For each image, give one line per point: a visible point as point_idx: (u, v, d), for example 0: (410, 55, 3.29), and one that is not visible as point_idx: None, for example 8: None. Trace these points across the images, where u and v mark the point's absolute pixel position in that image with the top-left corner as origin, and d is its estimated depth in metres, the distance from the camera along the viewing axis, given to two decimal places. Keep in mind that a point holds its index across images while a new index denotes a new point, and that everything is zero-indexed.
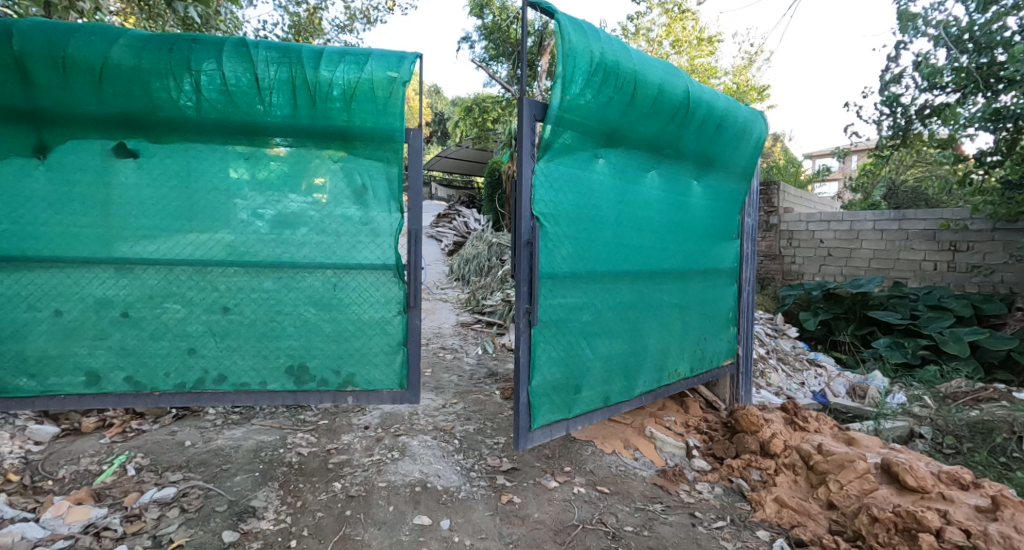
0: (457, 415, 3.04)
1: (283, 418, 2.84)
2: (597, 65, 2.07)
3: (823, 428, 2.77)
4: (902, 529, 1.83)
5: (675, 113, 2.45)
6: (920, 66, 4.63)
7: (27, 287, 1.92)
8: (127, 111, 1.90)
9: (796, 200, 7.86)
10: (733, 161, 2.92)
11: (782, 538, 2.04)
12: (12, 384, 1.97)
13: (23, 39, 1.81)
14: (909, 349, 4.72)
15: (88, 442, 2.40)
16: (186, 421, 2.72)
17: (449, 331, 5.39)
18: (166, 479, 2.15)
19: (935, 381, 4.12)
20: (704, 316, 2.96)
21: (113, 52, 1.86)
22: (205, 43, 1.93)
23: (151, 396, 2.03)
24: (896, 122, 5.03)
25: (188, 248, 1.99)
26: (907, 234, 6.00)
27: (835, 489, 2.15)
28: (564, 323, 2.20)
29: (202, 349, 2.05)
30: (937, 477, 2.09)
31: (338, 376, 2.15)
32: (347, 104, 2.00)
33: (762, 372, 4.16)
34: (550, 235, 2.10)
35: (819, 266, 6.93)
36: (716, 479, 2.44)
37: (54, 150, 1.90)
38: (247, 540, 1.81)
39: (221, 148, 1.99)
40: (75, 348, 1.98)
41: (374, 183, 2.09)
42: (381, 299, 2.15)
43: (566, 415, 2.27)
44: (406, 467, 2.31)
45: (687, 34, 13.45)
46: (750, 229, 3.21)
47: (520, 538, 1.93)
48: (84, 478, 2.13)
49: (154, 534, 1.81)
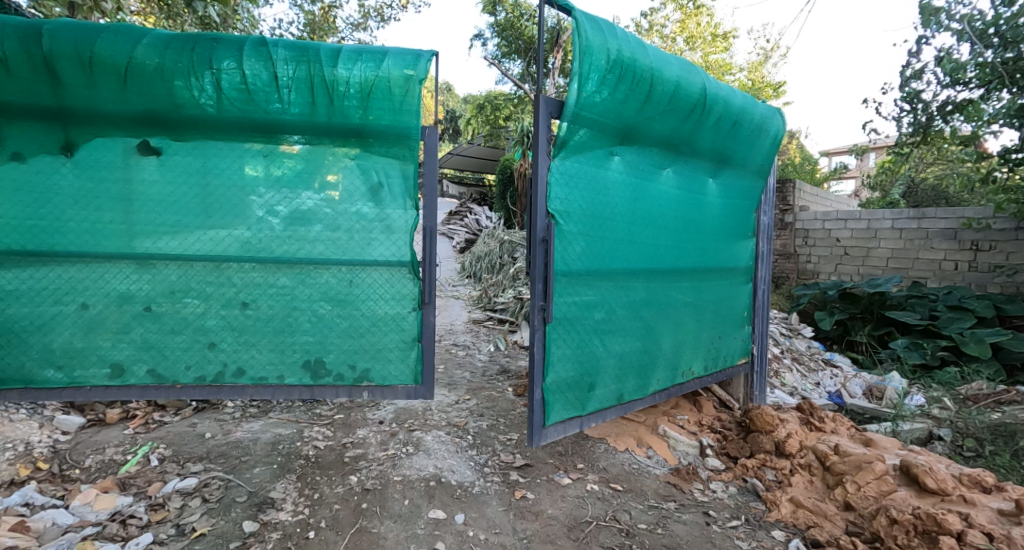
0: (470, 411, 3.05)
1: (300, 412, 2.89)
2: (613, 62, 2.06)
3: (840, 429, 2.74)
4: (921, 531, 1.81)
5: (691, 110, 2.43)
6: (942, 61, 4.56)
7: (55, 281, 1.98)
8: (151, 109, 1.94)
9: (811, 197, 7.74)
10: (750, 158, 2.89)
11: (798, 538, 2.02)
12: (40, 375, 2.02)
13: (52, 39, 1.86)
14: (928, 349, 4.65)
15: (113, 433, 2.45)
16: (206, 414, 2.78)
17: (461, 328, 5.42)
18: (188, 470, 2.20)
19: (955, 383, 4.04)
20: (719, 314, 2.94)
21: (137, 52, 1.90)
22: (226, 42, 1.96)
23: (173, 389, 2.08)
24: (917, 119, 4.95)
25: (207, 245, 2.03)
26: (927, 233, 5.89)
27: (852, 490, 2.13)
28: (577, 320, 2.20)
29: (222, 343, 2.09)
30: (958, 479, 2.07)
31: (354, 371, 2.18)
32: (363, 101, 2.01)
33: (776, 372, 4.13)
34: (565, 233, 2.10)
35: (835, 266, 6.82)
36: (730, 478, 2.43)
37: (80, 148, 1.94)
38: (267, 531, 1.84)
39: (240, 146, 2.02)
40: (99, 342, 2.03)
41: (389, 181, 2.11)
42: (395, 296, 2.17)
43: (580, 412, 2.27)
44: (420, 462, 2.34)
45: (701, 30, 13.35)
46: (766, 227, 3.18)
47: (534, 534, 1.93)
48: (109, 467, 2.18)
49: (177, 523, 1.86)
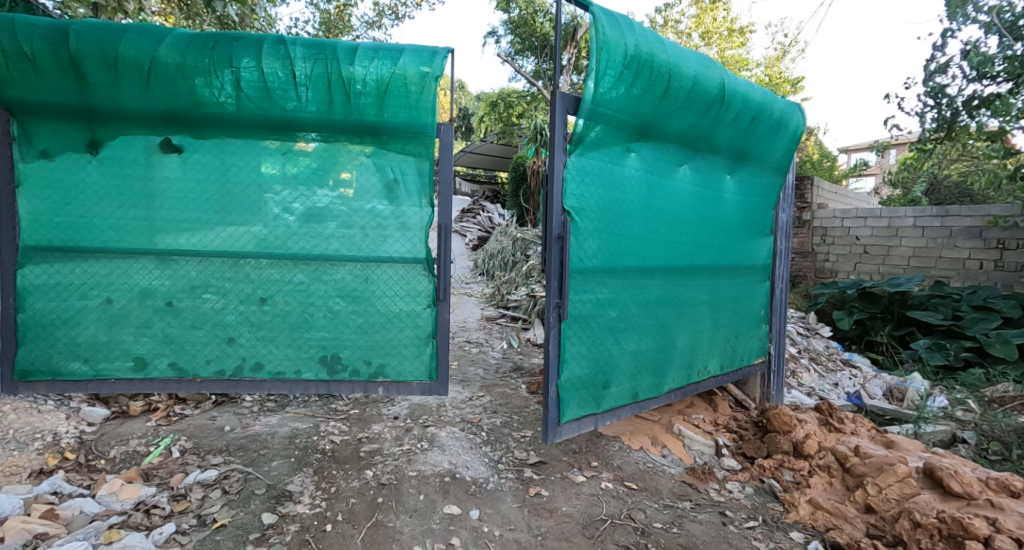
0: (484, 408, 3.06)
1: (317, 407, 2.92)
2: (631, 58, 2.04)
3: (860, 430, 2.69)
4: (946, 535, 1.78)
5: (710, 106, 2.40)
6: (969, 54, 4.45)
7: (81, 276, 2.03)
8: (172, 107, 1.96)
9: (830, 195, 7.61)
10: (769, 154, 2.84)
11: (817, 540, 1.99)
12: (67, 367, 2.07)
13: (79, 39, 1.88)
14: (951, 350, 4.55)
15: (136, 425, 2.51)
16: (225, 407, 2.83)
17: (474, 325, 5.45)
18: (208, 462, 2.24)
19: (980, 384, 3.95)
20: (735, 313, 2.90)
21: (160, 51, 1.91)
22: (245, 41, 1.97)
23: (193, 382, 2.11)
24: (941, 114, 4.87)
25: (226, 241, 2.07)
26: (951, 231, 5.76)
27: (873, 492, 2.09)
28: (592, 317, 2.19)
29: (240, 338, 2.12)
30: (985, 483, 2.02)
31: (369, 367, 2.20)
32: (379, 99, 2.02)
33: (793, 372, 4.07)
34: (580, 230, 2.09)
35: (854, 265, 6.69)
36: (747, 479, 2.40)
37: (105, 146, 1.98)
38: (285, 523, 1.86)
39: (258, 143, 2.05)
40: (123, 336, 2.07)
41: (405, 177, 2.12)
42: (410, 292, 2.19)
43: (595, 410, 2.26)
44: (435, 457, 2.35)
45: (717, 25, 13.23)
46: (784, 224, 3.12)
47: (549, 531, 1.93)
48: (133, 458, 2.23)
49: (199, 513, 1.89)
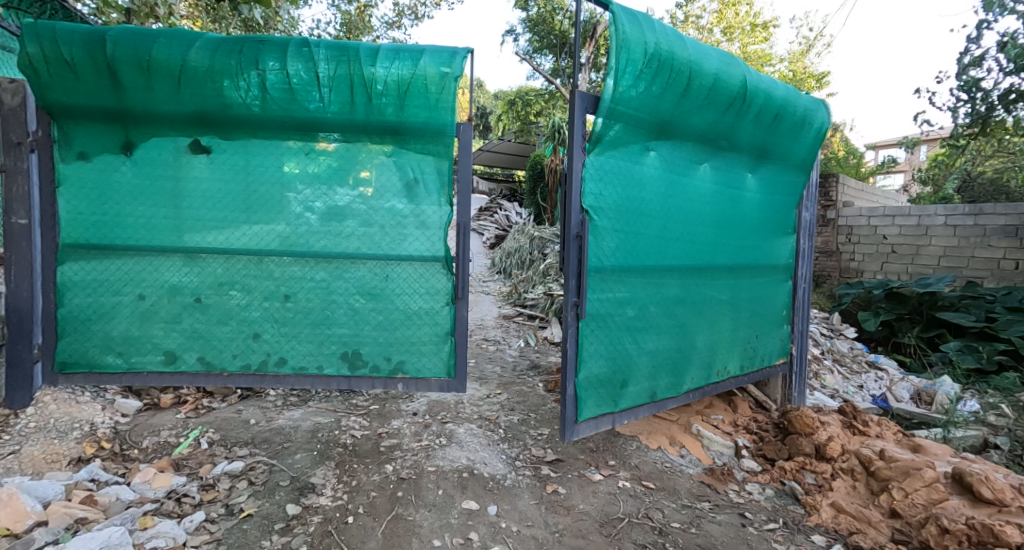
0: (501, 405, 3.08)
1: (337, 402, 2.99)
2: (650, 56, 2.03)
3: (886, 433, 2.63)
4: (976, 542, 1.74)
5: (731, 103, 2.37)
6: (1006, 46, 4.29)
7: (115, 273, 2.11)
8: (201, 109, 2.02)
9: (857, 192, 7.42)
10: (792, 152, 2.79)
11: (839, 543, 1.96)
12: (102, 360, 2.15)
13: (115, 45, 1.95)
14: (984, 353, 4.40)
15: (167, 417, 2.60)
16: (250, 401, 2.90)
17: (492, 323, 5.47)
18: (235, 453, 2.31)
19: (1015, 389, 3.80)
20: (756, 313, 2.86)
21: (190, 55, 1.97)
22: (271, 44, 2.02)
23: (221, 376, 2.18)
24: (975, 109, 4.71)
25: (251, 240, 2.13)
26: (984, 230, 5.56)
27: (899, 497, 2.05)
28: (609, 316, 2.19)
29: (265, 334, 2.18)
30: (1018, 489, 1.96)
31: (389, 363, 2.24)
32: (400, 100, 2.05)
33: (816, 373, 4.00)
34: (599, 229, 2.09)
35: (881, 264, 6.52)
36: (767, 480, 2.37)
37: (138, 147, 2.06)
38: (308, 514, 1.91)
39: (282, 143, 2.10)
40: (153, 331, 2.14)
41: (424, 177, 2.15)
42: (429, 290, 2.22)
43: (612, 409, 2.26)
44: (453, 453, 2.39)
45: (739, 19, 13.03)
46: (808, 223, 3.06)
47: (565, 528, 1.94)
48: (164, 448, 2.32)
49: (227, 503, 1.95)
